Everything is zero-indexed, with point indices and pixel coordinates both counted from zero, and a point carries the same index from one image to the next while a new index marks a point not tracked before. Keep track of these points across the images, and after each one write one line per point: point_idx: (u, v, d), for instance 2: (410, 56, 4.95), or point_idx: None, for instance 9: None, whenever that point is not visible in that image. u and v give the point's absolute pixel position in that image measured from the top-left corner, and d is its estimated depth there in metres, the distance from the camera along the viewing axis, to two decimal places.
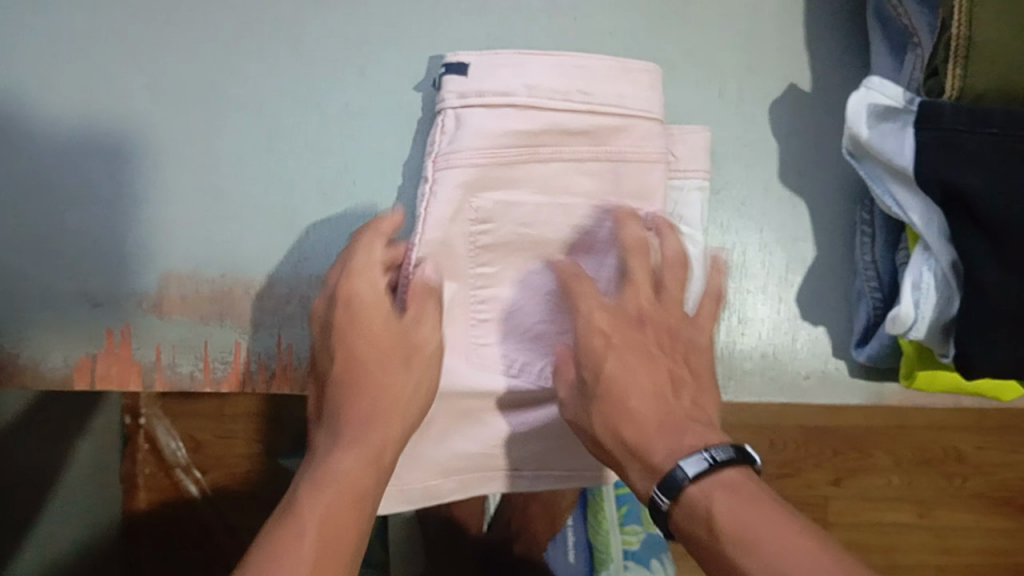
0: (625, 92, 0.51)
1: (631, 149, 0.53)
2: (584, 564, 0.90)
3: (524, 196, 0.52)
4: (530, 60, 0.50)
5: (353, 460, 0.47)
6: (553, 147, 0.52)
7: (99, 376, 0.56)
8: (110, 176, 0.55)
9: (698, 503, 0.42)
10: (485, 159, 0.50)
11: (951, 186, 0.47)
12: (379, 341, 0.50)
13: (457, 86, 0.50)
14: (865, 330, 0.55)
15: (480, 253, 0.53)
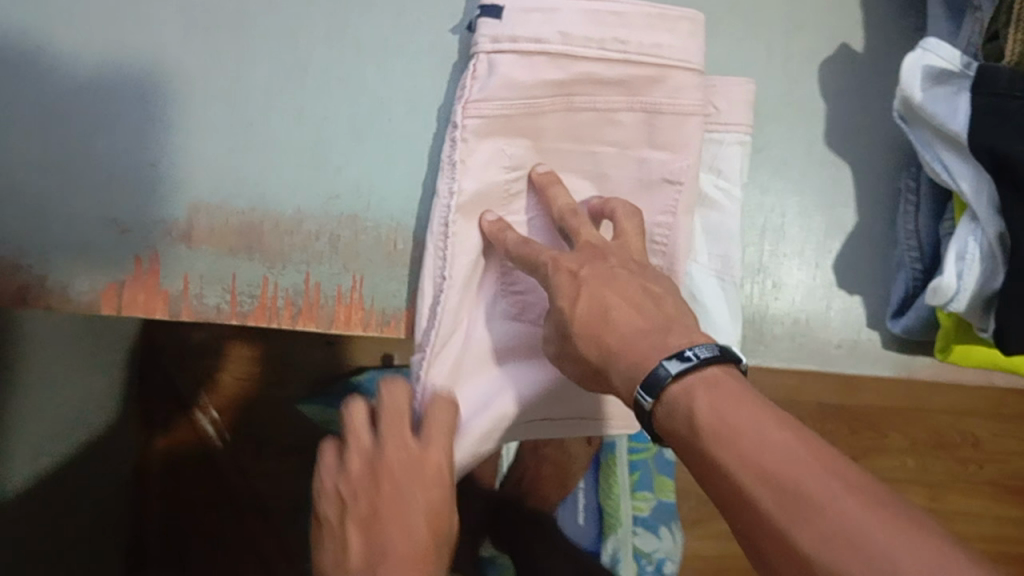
0: (662, 42, 0.50)
1: (666, 100, 0.52)
2: (592, 525, 0.99)
3: (558, 143, 0.52)
4: (563, 7, 0.49)
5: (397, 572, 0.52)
6: (587, 95, 0.51)
7: (124, 302, 0.55)
8: (145, 103, 0.55)
9: (679, 401, 0.41)
10: (517, 108, 0.49)
11: (1000, 153, 0.45)
12: (399, 465, 0.51)
13: (490, 30, 0.48)
14: (902, 302, 0.54)
15: (512, 200, 0.53)
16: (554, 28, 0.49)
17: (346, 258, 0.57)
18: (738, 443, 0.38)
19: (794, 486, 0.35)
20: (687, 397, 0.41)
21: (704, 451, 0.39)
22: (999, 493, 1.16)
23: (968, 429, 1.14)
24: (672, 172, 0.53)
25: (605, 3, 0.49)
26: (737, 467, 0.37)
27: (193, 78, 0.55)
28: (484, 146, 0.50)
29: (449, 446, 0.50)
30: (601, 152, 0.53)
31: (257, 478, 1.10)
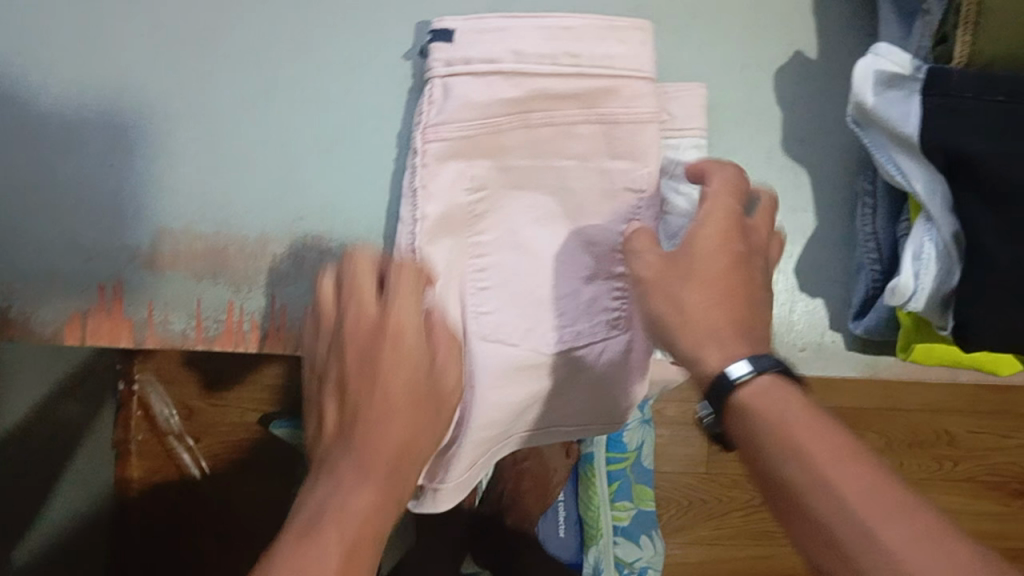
0: (613, 53, 0.52)
1: (623, 111, 0.53)
2: (572, 538, 1.02)
3: (518, 158, 0.52)
4: (514, 27, 0.51)
5: (358, 501, 0.48)
6: (544, 111, 0.52)
7: (90, 332, 0.56)
8: (105, 131, 0.55)
9: (773, 392, 0.44)
10: (473, 126, 0.50)
11: (953, 151, 0.46)
12: (393, 401, 0.50)
13: (444, 55, 0.50)
14: (864, 302, 0.54)
15: (474, 221, 0.52)
16: (506, 47, 0.50)
17: (313, 279, 0.57)
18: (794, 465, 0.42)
19: (861, 510, 0.39)
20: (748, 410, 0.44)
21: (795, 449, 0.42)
22: (975, 487, 1.16)
23: (943, 427, 1.14)
24: (634, 182, 0.54)
25: (555, 19, 0.51)
26: (829, 469, 0.40)
27: (153, 102, 0.55)
28: (446, 168, 0.50)
29: (416, 309, 0.49)
30: (563, 166, 0.53)
31: (237, 502, 1.09)
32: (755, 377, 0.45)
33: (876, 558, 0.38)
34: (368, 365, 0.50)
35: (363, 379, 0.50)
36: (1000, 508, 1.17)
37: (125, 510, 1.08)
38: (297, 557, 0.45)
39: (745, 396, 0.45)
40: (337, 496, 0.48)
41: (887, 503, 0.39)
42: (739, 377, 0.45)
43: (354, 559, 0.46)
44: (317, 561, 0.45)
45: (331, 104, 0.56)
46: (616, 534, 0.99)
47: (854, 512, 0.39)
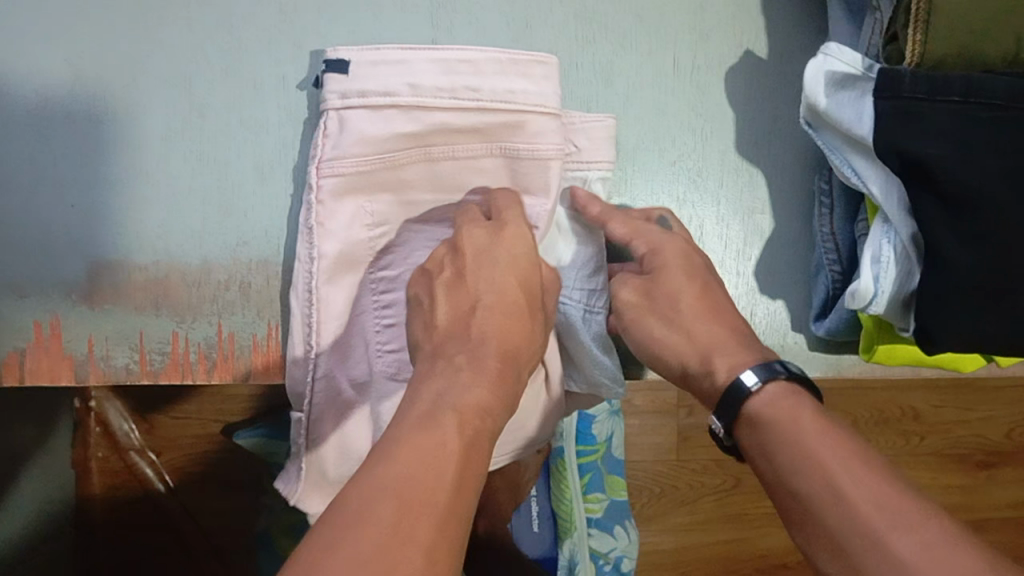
0: (515, 88, 0.49)
1: (525, 145, 0.51)
2: (547, 531, 0.98)
3: (420, 191, 0.51)
4: (412, 57, 0.49)
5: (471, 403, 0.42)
6: (444, 146, 0.50)
7: (28, 371, 0.53)
8: (29, 160, 0.52)
9: (777, 398, 0.47)
10: (369, 162, 0.49)
11: (907, 154, 0.45)
12: (505, 294, 0.49)
13: (338, 86, 0.48)
14: (824, 304, 0.54)
15: (381, 254, 0.52)
16: (402, 80, 0.48)
17: (261, 305, 0.54)
18: (802, 468, 0.44)
19: (872, 511, 0.40)
20: (762, 421, 0.47)
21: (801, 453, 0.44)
22: (939, 461, 1.14)
23: (908, 402, 1.11)
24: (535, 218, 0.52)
25: (454, 51, 0.49)
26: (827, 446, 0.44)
27: (78, 129, 0.52)
28: (342, 206, 0.49)
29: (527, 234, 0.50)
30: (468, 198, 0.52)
31: (204, 515, 1.05)
32: (768, 385, 0.47)
33: (879, 554, 0.39)
34: (483, 267, 0.49)
35: (475, 275, 0.49)
36: (968, 480, 1.15)
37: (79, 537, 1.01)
38: (391, 473, 0.37)
39: (758, 403, 0.47)
40: (449, 394, 0.42)
41: (876, 498, 0.41)
42: (751, 385, 0.48)
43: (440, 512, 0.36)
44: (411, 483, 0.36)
45: (268, 125, 0.54)
46: (590, 526, 0.98)
47: (869, 522, 0.40)
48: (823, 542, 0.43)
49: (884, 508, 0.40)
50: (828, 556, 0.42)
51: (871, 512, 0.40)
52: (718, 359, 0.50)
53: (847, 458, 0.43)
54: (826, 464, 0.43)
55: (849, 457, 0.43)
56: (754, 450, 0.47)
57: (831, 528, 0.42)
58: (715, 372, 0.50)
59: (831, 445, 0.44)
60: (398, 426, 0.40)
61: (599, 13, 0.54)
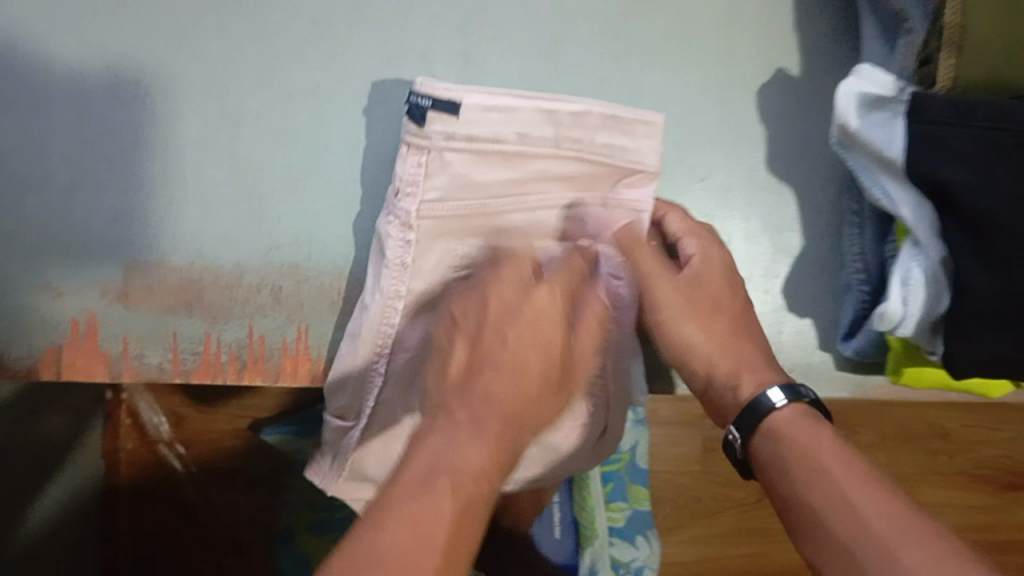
0: (615, 143, 0.50)
1: (615, 196, 0.52)
2: (569, 538, 0.97)
3: (512, 223, 0.51)
4: (521, 105, 0.48)
5: (478, 455, 0.39)
6: (536, 197, 0.51)
7: (64, 367, 0.55)
8: (69, 163, 0.53)
9: (782, 429, 0.47)
10: (465, 208, 0.49)
11: (936, 178, 0.45)
12: (526, 356, 0.43)
13: (443, 127, 0.47)
14: (851, 325, 0.54)
15: None
16: (510, 128, 0.48)
17: (290, 310, 0.56)
18: (817, 483, 0.43)
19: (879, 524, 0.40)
20: (784, 439, 0.46)
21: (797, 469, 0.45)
22: (969, 481, 1.11)
23: (939, 421, 1.08)
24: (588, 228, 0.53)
25: (565, 104, 0.48)
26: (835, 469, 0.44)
27: (116, 133, 0.53)
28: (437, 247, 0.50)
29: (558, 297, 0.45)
30: (552, 245, 0.52)
31: (229, 510, 1.03)
32: (789, 405, 0.47)
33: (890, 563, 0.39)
34: (509, 317, 0.44)
35: (508, 318, 0.44)
36: (997, 501, 1.12)
37: (112, 533, 1.00)
38: (404, 509, 0.37)
39: (778, 421, 0.47)
40: (449, 455, 0.39)
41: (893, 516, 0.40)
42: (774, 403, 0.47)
43: (462, 525, 0.37)
44: (464, 458, 0.39)
45: (304, 133, 0.54)
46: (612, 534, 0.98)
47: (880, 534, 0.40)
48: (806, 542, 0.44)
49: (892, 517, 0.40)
50: (832, 568, 0.41)
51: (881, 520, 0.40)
52: (746, 377, 0.50)
53: (872, 487, 0.42)
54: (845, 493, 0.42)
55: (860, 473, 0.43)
56: (773, 467, 0.46)
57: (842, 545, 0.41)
58: (741, 390, 0.50)
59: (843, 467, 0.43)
60: (392, 487, 0.38)
61: (630, 29, 0.54)
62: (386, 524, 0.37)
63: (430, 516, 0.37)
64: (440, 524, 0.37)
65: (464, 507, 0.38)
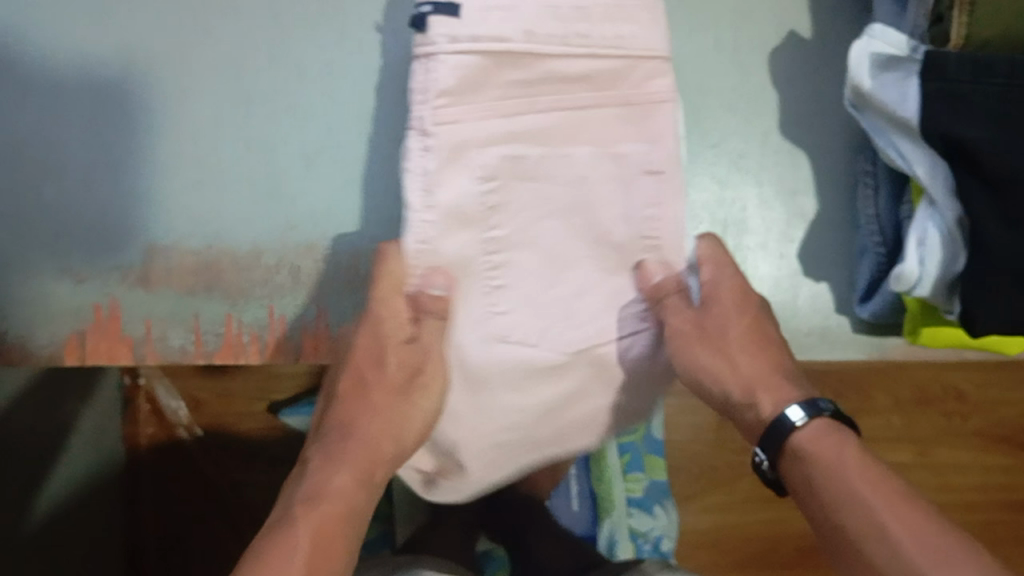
0: (623, 33, 0.49)
1: (633, 90, 0.51)
2: (587, 510, 0.98)
3: (527, 125, 0.48)
4: (521, 2, 0.46)
5: (345, 478, 0.52)
6: (552, 95, 0.48)
7: (89, 351, 0.55)
8: (85, 146, 0.53)
9: (806, 446, 0.48)
10: (479, 105, 0.46)
11: (952, 137, 0.45)
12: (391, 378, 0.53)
13: (449, 29, 0.43)
14: (868, 286, 0.55)
15: (491, 214, 0.48)
16: (518, 26, 0.45)
17: (309, 288, 0.56)
18: (846, 507, 0.44)
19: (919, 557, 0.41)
20: (814, 457, 0.47)
21: (822, 493, 0.46)
22: (985, 442, 1.09)
23: (951, 383, 1.07)
24: (653, 163, 0.52)
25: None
26: (870, 497, 0.44)
27: (132, 115, 0.54)
28: (459, 168, 0.46)
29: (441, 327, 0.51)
30: (576, 153, 0.50)
31: (249, 491, 0.99)
32: (816, 420, 0.48)
33: None
34: (359, 402, 0.55)
35: (353, 404, 0.55)
36: (1010, 460, 1.10)
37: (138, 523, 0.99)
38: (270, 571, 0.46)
39: (803, 439, 0.48)
40: (319, 480, 0.52)
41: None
42: (795, 421, 0.49)
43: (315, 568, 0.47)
44: (332, 485, 0.52)
45: (317, 112, 0.55)
46: (629, 505, 0.98)
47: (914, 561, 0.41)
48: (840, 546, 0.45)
49: (936, 554, 0.40)
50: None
51: (914, 546, 0.41)
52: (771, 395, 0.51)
53: (879, 531, 0.43)
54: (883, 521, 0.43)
55: (906, 507, 0.43)
56: (803, 488, 0.47)
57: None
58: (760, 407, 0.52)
59: (872, 495, 0.44)
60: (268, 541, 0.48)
61: None
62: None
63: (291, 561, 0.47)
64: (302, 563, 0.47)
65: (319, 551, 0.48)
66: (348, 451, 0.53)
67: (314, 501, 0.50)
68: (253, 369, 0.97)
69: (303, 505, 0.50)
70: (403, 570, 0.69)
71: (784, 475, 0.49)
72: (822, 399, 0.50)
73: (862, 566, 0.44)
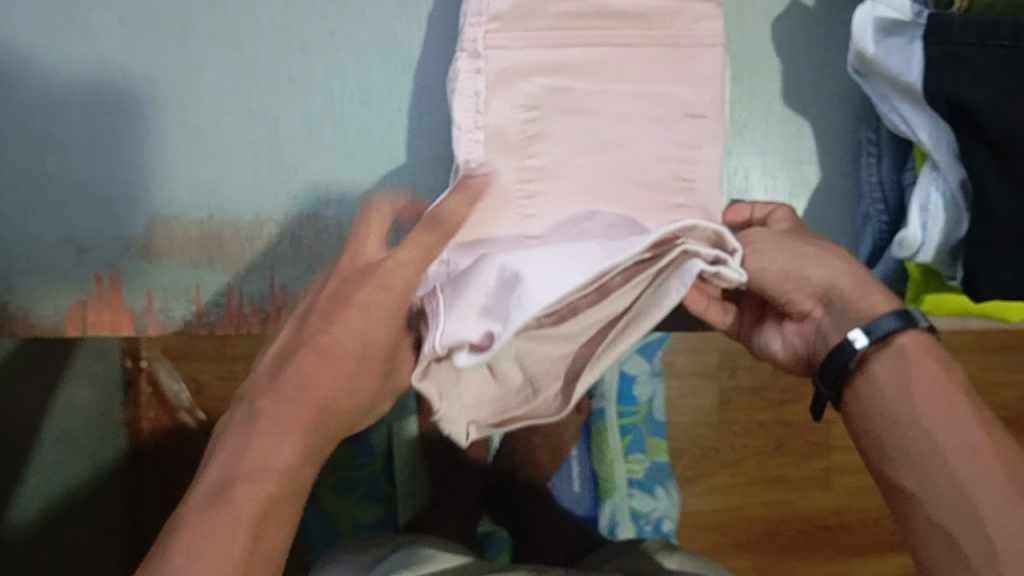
0: None
1: (678, 32, 0.51)
2: (588, 492, 0.97)
3: (574, 60, 0.50)
4: None
5: (288, 453, 0.43)
6: (601, 29, 0.50)
7: (91, 322, 0.55)
8: (88, 117, 0.53)
9: (908, 352, 0.45)
10: (530, 36, 0.50)
11: (956, 102, 0.45)
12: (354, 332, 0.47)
13: None
14: (871, 254, 0.56)
15: (529, 143, 0.50)
16: None
17: (311, 259, 0.56)
18: (937, 419, 0.43)
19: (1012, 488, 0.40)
20: (913, 364, 0.45)
21: (917, 402, 0.44)
22: None
23: None
24: (693, 105, 0.51)
25: None
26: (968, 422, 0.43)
27: (133, 85, 0.53)
28: (503, 88, 0.49)
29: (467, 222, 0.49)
30: (615, 90, 0.51)
31: None
32: (912, 332, 0.46)
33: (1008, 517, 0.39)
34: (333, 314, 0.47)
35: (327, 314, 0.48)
36: None
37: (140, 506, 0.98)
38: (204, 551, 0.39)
39: (904, 347, 0.46)
40: (252, 452, 0.43)
41: (947, 494, 0.41)
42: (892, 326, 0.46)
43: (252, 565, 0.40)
44: (277, 458, 0.43)
45: (321, 83, 0.55)
46: (631, 486, 0.98)
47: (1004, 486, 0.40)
48: (908, 461, 0.44)
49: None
50: (938, 505, 0.42)
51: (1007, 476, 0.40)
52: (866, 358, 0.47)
53: (969, 451, 0.42)
54: (979, 446, 0.42)
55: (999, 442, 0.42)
56: (890, 387, 0.45)
57: (924, 505, 0.43)
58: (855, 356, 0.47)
59: (970, 418, 0.43)
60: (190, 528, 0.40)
61: None
62: (272, 434, 0.43)
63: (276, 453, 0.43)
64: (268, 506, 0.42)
65: (271, 502, 0.42)
66: (276, 421, 0.44)
67: (239, 480, 0.42)
68: (252, 352, 0.95)
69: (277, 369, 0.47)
70: (407, 550, 0.69)
71: (861, 374, 0.47)
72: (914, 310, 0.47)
73: (933, 481, 0.42)
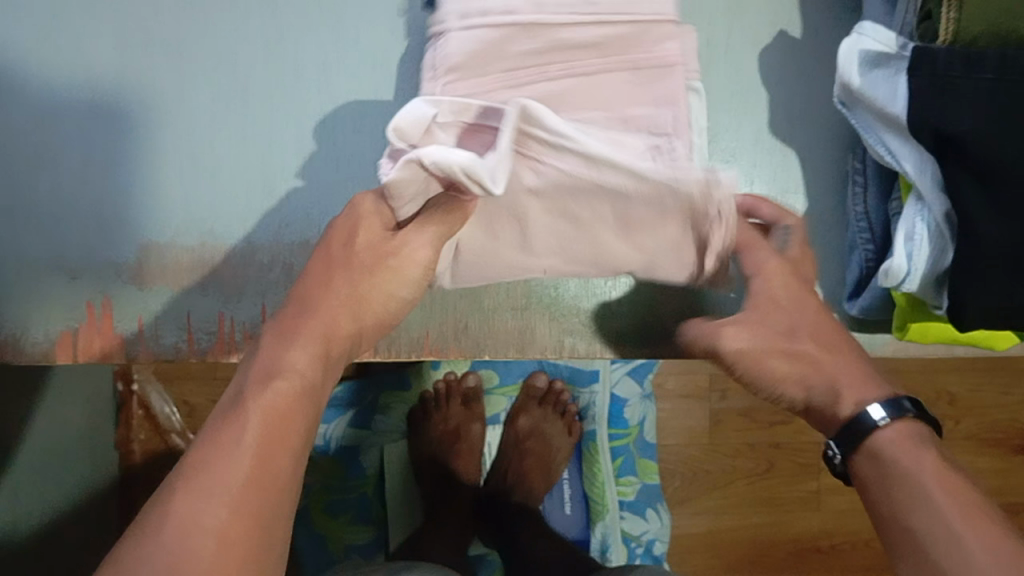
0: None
1: (642, 57, 0.50)
2: (578, 514, 0.99)
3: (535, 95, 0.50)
4: None
5: (296, 356, 0.45)
6: (563, 63, 0.50)
7: (81, 349, 0.55)
8: (82, 143, 0.54)
9: (887, 450, 0.46)
10: (488, 78, 0.50)
11: (942, 131, 0.46)
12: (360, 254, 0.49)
13: (458, 7, 0.49)
14: (859, 280, 0.55)
15: None
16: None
17: None
18: (924, 517, 0.43)
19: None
20: (891, 459, 0.46)
21: (895, 493, 0.45)
22: (978, 446, 1.09)
23: (943, 386, 1.07)
24: (658, 128, 0.49)
25: None
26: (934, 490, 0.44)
27: (126, 112, 0.54)
28: None
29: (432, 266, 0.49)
30: (590, 119, 0.50)
31: None
32: (893, 423, 0.47)
33: None
34: (322, 285, 0.48)
35: (317, 284, 0.48)
36: (1005, 465, 1.09)
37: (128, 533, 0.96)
38: (210, 465, 0.40)
39: (882, 440, 0.47)
40: (271, 362, 0.45)
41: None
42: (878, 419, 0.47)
43: (255, 480, 0.40)
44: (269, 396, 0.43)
45: (313, 111, 0.55)
46: (621, 508, 0.99)
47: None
48: (906, 546, 0.44)
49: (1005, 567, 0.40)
50: None
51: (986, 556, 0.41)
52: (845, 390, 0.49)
53: (954, 534, 0.42)
54: (957, 534, 0.42)
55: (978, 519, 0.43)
56: (874, 486, 0.46)
57: None
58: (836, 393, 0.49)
59: (952, 506, 0.43)
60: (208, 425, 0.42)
61: None
62: (201, 493, 0.39)
63: (222, 487, 0.39)
64: (242, 462, 0.40)
65: (275, 431, 0.42)
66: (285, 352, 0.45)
67: (265, 380, 0.44)
68: None
69: (223, 415, 0.43)
70: None
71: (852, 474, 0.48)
72: (906, 399, 0.48)
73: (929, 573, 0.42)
